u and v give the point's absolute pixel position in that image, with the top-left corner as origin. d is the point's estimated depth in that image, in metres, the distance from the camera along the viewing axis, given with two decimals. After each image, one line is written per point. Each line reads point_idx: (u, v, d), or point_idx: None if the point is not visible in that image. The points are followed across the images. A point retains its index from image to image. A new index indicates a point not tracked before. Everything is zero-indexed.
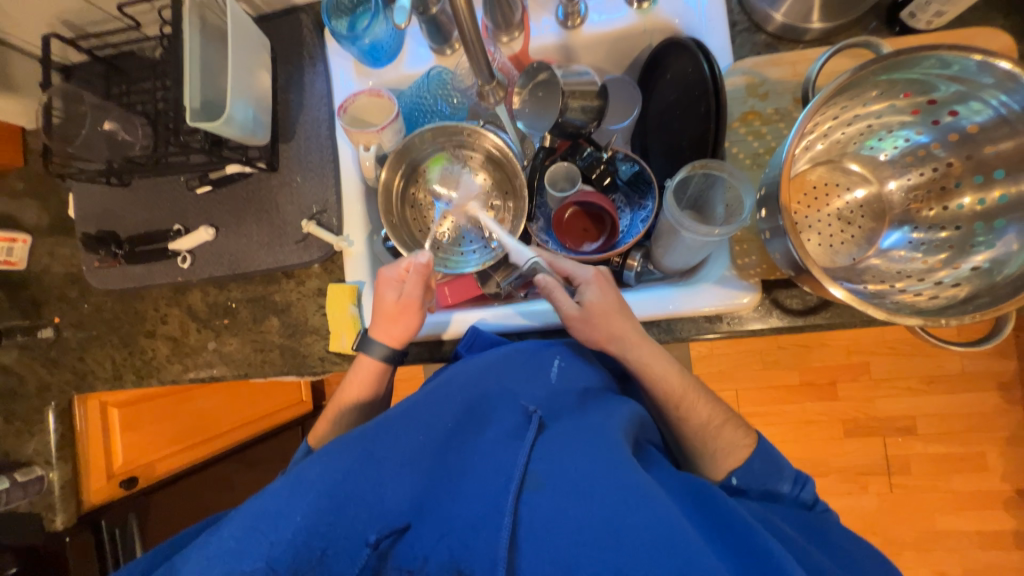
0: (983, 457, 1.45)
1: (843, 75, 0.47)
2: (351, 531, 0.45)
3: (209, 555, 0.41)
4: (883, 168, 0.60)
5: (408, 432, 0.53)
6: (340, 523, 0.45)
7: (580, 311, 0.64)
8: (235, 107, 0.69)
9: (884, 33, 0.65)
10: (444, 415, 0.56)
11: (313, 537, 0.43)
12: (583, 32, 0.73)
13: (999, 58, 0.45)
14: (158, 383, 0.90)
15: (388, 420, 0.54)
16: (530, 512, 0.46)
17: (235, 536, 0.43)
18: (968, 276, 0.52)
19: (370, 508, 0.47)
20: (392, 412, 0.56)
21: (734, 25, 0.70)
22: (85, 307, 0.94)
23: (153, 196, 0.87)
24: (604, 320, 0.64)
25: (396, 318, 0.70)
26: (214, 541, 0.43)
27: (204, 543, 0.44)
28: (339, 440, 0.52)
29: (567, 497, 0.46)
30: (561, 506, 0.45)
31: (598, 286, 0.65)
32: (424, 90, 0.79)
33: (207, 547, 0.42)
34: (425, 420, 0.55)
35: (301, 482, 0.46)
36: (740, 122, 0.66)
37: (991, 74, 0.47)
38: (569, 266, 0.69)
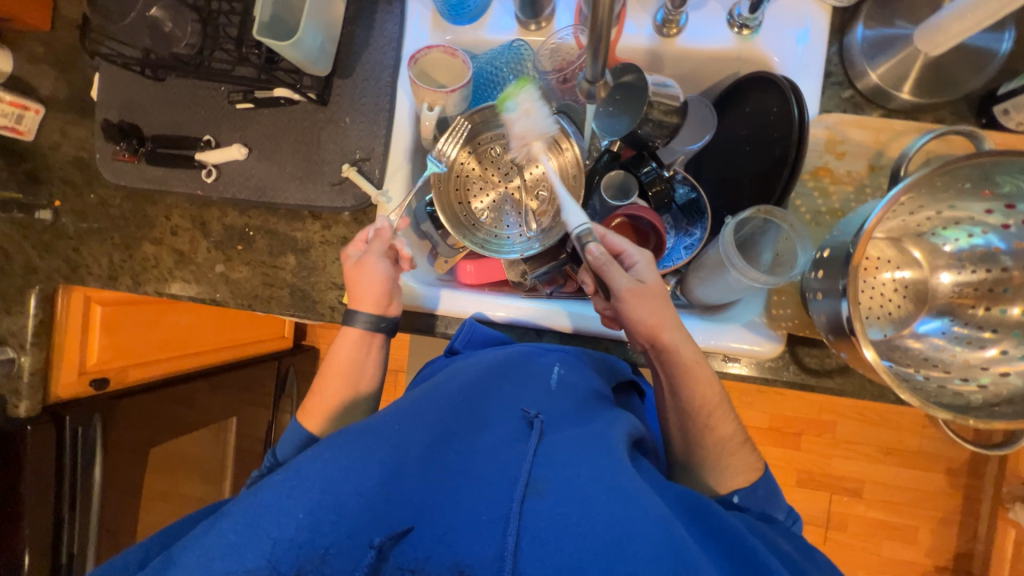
0: (915, 530, 1.54)
1: (942, 162, 0.48)
2: (355, 530, 0.45)
3: (208, 548, 0.42)
4: (939, 256, 0.61)
5: (404, 430, 0.54)
6: (342, 520, 0.45)
7: (638, 287, 0.62)
8: (307, 30, 0.64)
9: (970, 121, 0.65)
10: (440, 416, 0.56)
11: (315, 534, 0.43)
12: (678, 43, 0.71)
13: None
14: (155, 294, 0.87)
15: (380, 420, 0.55)
16: (534, 517, 0.45)
17: (234, 532, 0.43)
18: (994, 380, 0.53)
19: (371, 505, 0.46)
20: (390, 412, 0.56)
21: (828, 75, 0.69)
22: (91, 198, 0.88)
23: (187, 99, 0.82)
24: (655, 300, 0.63)
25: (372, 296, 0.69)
26: (213, 534, 0.43)
27: (204, 536, 0.44)
28: (338, 436, 0.53)
29: (568, 504, 0.46)
30: (564, 513, 0.45)
31: (654, 267, 0.65)
32: (500, 61, 0.75)
33: (207, 541, 0.43)
34: (420, 419, 0.55)
35: (300, 477, 0.47)
36: (810, 176, 0.66)
37: None
38: (622, 243, 0.66)
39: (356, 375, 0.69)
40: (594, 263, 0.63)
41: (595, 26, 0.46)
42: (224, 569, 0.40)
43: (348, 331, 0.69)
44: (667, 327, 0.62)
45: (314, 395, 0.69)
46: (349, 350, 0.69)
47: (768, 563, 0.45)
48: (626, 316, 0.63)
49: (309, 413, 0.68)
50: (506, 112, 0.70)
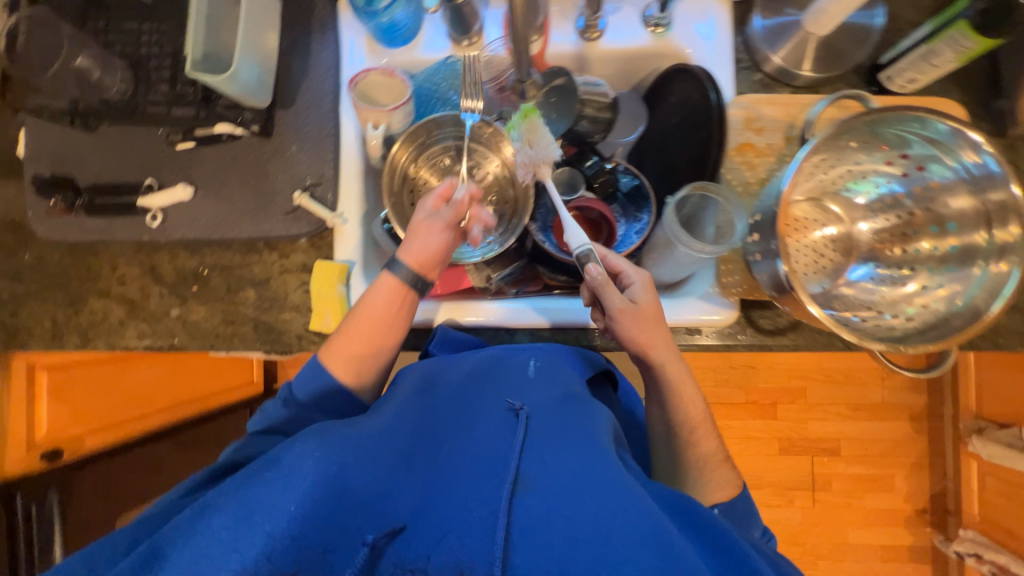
0: (891, 479, 1.63)
1: (840, 121, 0.53)
2: (351, 526, 0.44)
3: (204, 544, 0.41)
4: (856, 209, 0.68)
5: (394, 431, 0.54)
6: (337, 516, 0.44)
7: (629, 307, 0.64)
8: (242, 62, 0.65)
9: (863, 90, 0.73)
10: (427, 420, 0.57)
11: (310, 532, 0.42)
12: (601, 45, 0.76)
13: (973, 130, 0.52)
14: (107, 348, 0.82)
15: (369, 419, 0.55)
16: (524, 511, 0.47)
17: (227, 527, 0.42)
18: (919, 312, 0.58)
19: (365, 502, 0.46)
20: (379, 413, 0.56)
21: (737, 62, 0.76)
22: (26, 258, 0.84)
23: (124, 145, 0.80)
24: (648, 320, 0.65)
25: (432, 254, 0.66)
26: (206, 533, 0.42)
27: (196, 536, 0.43)
28: (330, 429, 0.52)
29: (556, 497, 0.47)
30: (554, 508, 0.46)
31: (649, 289, 0.65)
32: (437, 77, 0.78)
33: (199, 537, 0.42)
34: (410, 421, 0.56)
35: (291, 473, 0.46)
36: (736, 152, 0.71)
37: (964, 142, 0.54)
38: (621, 263, 0.68)
39: (387, 331, 0.65)
40: (591, 282, 0.64)
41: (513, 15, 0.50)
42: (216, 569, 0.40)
43: (382, 277, 0.66)
44: (657, 346, 0.66)
45: (339, 334, 0.65)
46: (384, 301, 0.65)
47: (748, 554, 0.45)
48: (618, 334, 0.66)
49: (335, 352, 0.64)
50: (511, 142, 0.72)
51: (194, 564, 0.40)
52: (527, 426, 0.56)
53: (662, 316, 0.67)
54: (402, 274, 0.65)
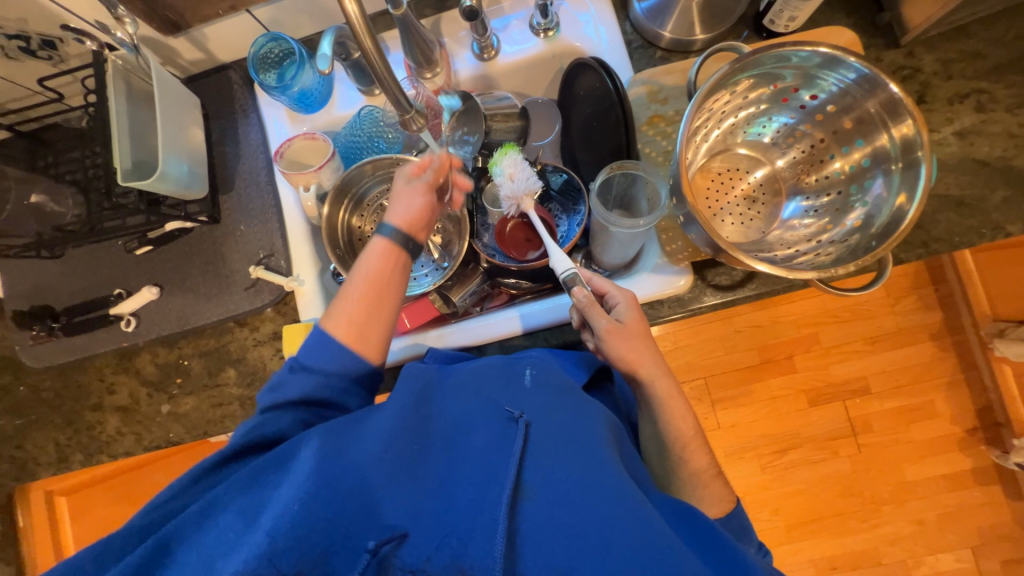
0: (932, 404, 1.56)
1: (717, 73, 0.55)
2: (350, 533, 0.42)
3: (211, 545, 0.42)
4: (770, 150, 0.69)
5: (395, 441, 0.48)
6: (336, 519, 0.42)
7: (615, 326, 0.63)
8: (168, 162, 0.70)
9: (755, 38, 0.75)
10: (429, 426, 0.52)
11: (310, 537, 0.41)
12: (500, 63, 0.81)
13: (823, 46, 0.53)
14: (109, 459, 0.85)
15: (368, 421, 0.51)
16: (526, 522, 0.44)
17: (233, 531, 0.42)
18: (850, 232, 0.60)
19: (365, 509, 0.44)
20: (377, 419, 0.50)
21: (630, 43, 0.79)
22: (21, 390, 0.87)
23: (89, 263, 0.85)
24: (635, 338, 0.63)
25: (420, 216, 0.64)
26: (208, 541, 0.42)
27: (200, 538, 0.43)
28: (331, 432, 0.49)
29: (560, 506, 0.45)
30: (555, 514, 0.44)
31: (634, 308, 0.64)
32: (357, 129, 0.83)
33: (204, 538, 0.42)
34: (412, 428, 0.50)
35: (294, 475, 0.45)
36: (648, 125, 0.74)
37: (817, 56, 0.55)
38: (607, 284, 0.68)
39: (389, 292, 0.61)
40: (578, 305, 0.64)
41: (374, 73, 0.53)
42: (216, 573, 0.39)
43: (375, 240, 0.62)
44: (645, 362, 0.63)
45: (339, 302, 0.60)
46: (378, 261, 0.61)
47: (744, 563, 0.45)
48: (606, 356, 0.64)
49: (335, 313, 0.59)
50: (494, 178, 0.73)
51: (200, 565, 0.40)
52: (530, 437, 0.50)
53: (650, 333, 0.65)
54: (393, 234, 0.62)
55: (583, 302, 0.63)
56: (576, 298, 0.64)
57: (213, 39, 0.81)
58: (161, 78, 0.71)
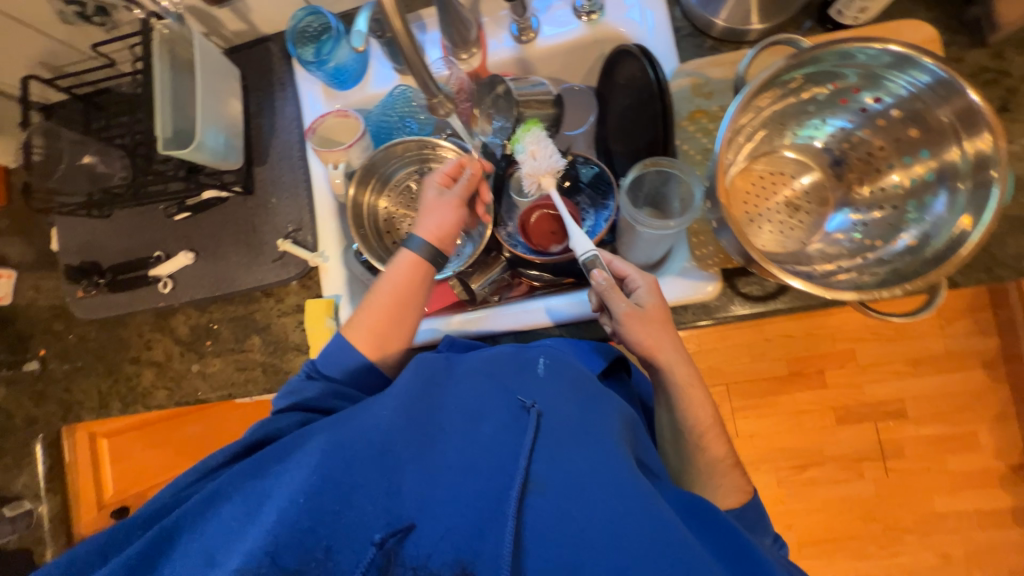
0: (974, 435, 1.46)
1: (767, 70, 0.50)
2: (356, 523, 0.42)
3: (216, 534, 0.42)
4: (821, 155, 0.64)
5: (405, 424, 0.49)
6: (343, 511, 0.42)
7: (636, 310, 0.61)
8: (205, 133, 0.72)
9: (818, 30, 0.69)
10: (438, 415, 0.52)
11: (317, 526, 0.41)
12: (537, 46, 0.78)
13: (894, 43, 0.48)
14: (144, 410, 0.91)
15: (373, 408, 0.51)
16: (534, 516, 0.43)
17: (238, 518, 0.42)
18: (904, 250, 0.55)
19: (373, 498, 0.44)
20: (388, 402, 0.51)
21: (678, 31, 0.74)
22: (70, 339, 0.94)
23: (133, 225, 0.89)
24: (656, 323, 0.62)
25: (446, 230, 0.68)
26: (217, 523, 0.42)
27: (210, 522, 0.43)
28: (340, 421, 0.50)
29: (568, 500, 0.43)
30: (564, 509, 0.43)
31: (655, 292, 0.63)
32: (389, 109, 0.82)
33: (212, 524, 0.42)
34: (419, 415, 0.51)
35: (299, 465, 0.45)
36: (689, 120, 0.70)
37: (890, 56, 0.50)
38: (628, 268, 0.66)
39: (412, 300, 0.65)
40: (596, 289, 0.63)
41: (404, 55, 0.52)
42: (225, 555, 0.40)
43: (404, 253, 0.66)
44: (665, 348, 0.61)
45: (365, 308, 0.65)
46: (406, 271, 0.65)
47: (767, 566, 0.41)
48: (623, 340, 0.63)
49: (360, 322, 0.64)
50: (517, 156, 0.73)
51: (201, 556, 0.40)
52: (541, 427, 0.50)
53: (669, 318, 0.63)
54: (421, 248, 0.66)
55: (602, 286, 0.62)
56: (595, 283, 0.63)
57: (255, 11, 0.81)
58: (203, 48, 0.72)
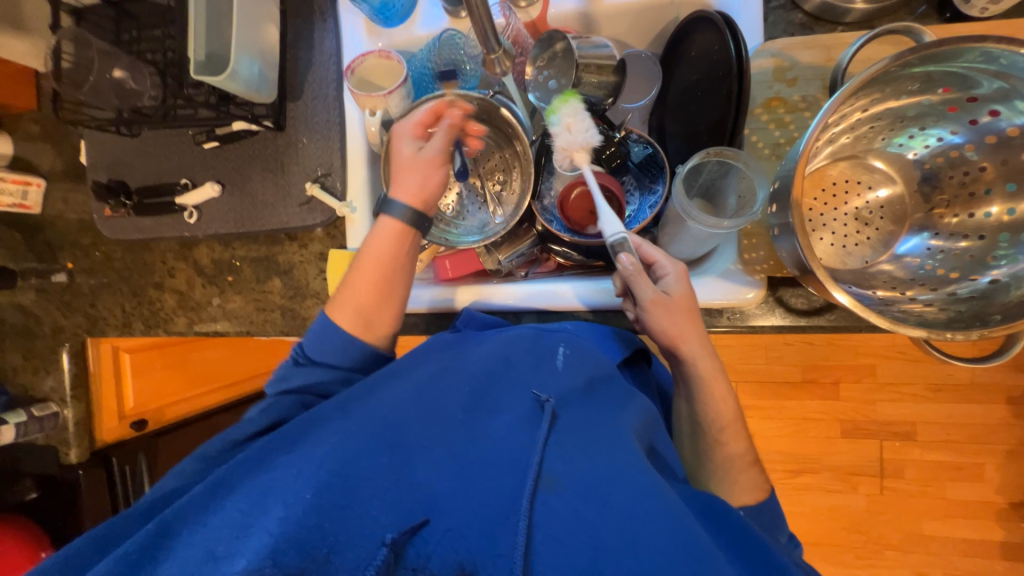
0: (982, 468, 1.43)
1: (877, 64, 0.44)
2: (366, 516, 0.42)
3: (216, 528, 0.39)
4: (909, 168, 0.58)
5: (414, 419, 0.50)
6: (352, 505, 0.42)
7: (662, 297, 0.58)
8: (239, 61, 0.67)
9: (933, 19, 0.60)
10: (449, 406, 0.52)
11: (325, 518, 0.40)
12: (606, 1, 0.69)
13: None
14: (165, 334, 0.92)
15: (379, 397, 0.52)
16: (546, 514, 0.42)
17: (242, 509, 0.41)
18: (987, 288, 0.50)
19: (383, 492, 0.43)
20: (397, 394, 0.52)
21: (769, 0, 0.65)
22: (97, 256, 0.94)
23: (161, 148, 0.86)
24: (682, 314, 0.59)
25: (430, 191, 0.66)
26: (219, 516, 0.40)
27: (212, 516, 0.41)
28: (349, 411, 0.51)
29: (583, 501, 0.42)
30: (579, 510, 0.42)
31: (684, 280, 0.59)
32: (434, 54, 0.76)
33: (212, 520, 0.40)
34: (430, 404, 0.51)
35: (308, 456, 0.45)
36: (763, 109, 0.63)
37: None
38: (656, 253, 0.62)
39: (394, 273, 0.64)
40: (622, 273, 0.59)
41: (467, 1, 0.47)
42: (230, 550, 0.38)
43: (382, 221, 0.65)
44: (690, 339, 0.59)
45: (347, 288, 0.63)
46: (388, 243, 0.63)
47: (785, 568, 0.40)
48: (647, 327, 0.60)
49: (342, 301, 0.63)
50: (550, 128, 0.68)
51: (201, 553, 0.38)
52: (555, 422, 0.49)
53: (696, 307, 0.60)
54: (403, 214, 0.64)
55: (629, 270, 0.59)
56: (621, 265, 0.59)
57: None
58: None
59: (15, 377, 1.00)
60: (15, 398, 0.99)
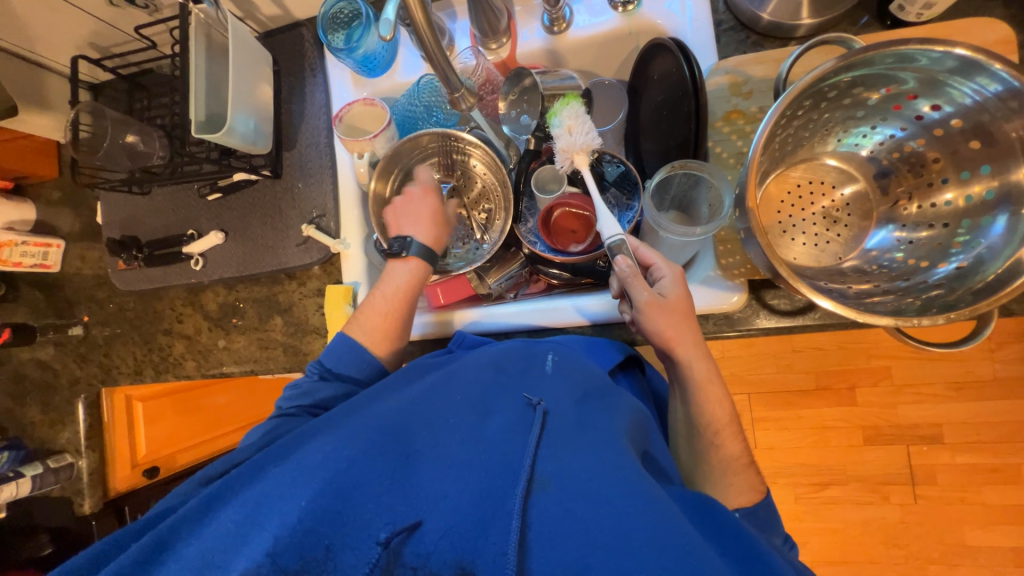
0: (1018, 469, 1.36)
1: (811, 72, 0.47)
2: (360, 523, 0.43)
3: (215, 537, 0.42)
4: (866, 164, 0.61)
5: (409, 428, 0.51)
6: (345, 512, 0.43)
7: (658, 299, 0.58)
8: (236, 118, 0.73)
9: (875, 27, 0.64)
10: (445, 413, 0.53)
11: (319, 525, 0.42)
12: (569, 37, 0.75)
13: (961, 47, 0.44)
14: (173, 379, 0.95)
15: (374, 411, 0.54)
16: (539, 514, 0.42)
17: (237, 518, 0.43)
18: (952, 273, 0.51)
19: (376, 498, 0.45)
20: (392, 406, 0.54)
21: (719, 24, 0.70)
22: (111, 308, 0.99)
23: (169, 203, 0.93)
24: (679, 315, 0.59)
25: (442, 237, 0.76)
26: (220, 522, 0.44)
27: (213, 525, 0.44)
28: (341, 427, 0.52)
29: (574, 499, 0.42)
30: (568, 508, 0.42)
31: (679, 282, 0.59)
32: (415, 98, 0.82)
33: (211, 530, 0.43)
34: (427, 414, 0.53)
35: (304, 468, 0.47)
36: (724, 121, 0.66)
37: (952, 59, 0.45)
38: (654, 256, 0.63)
39: (409, 303, 0.70)
40: (619, 275, 0.60)
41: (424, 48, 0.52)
42: (231, 555, 0.41)
43: (399, 265, 0.71)
44: (685, 342, 0.58)
45: (369, 313, 0.69)
46: (406, 279, 0.71)
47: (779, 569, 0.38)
48: (643, 330, 0.60)
49: (364, 324, 0.69)
50: (552, 129, 0.70)
51: (201, 561, 0.41)
52: (546, 423, 0.50)
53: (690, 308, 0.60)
54: (419, 251, 0.72)
55: (626, 272, 0.60)
56: (619, 267, 0.60)
57: None
58: (236, 32, 0.73)
59: (33, 431, 1.04)
60: (33, 450, 1.03)
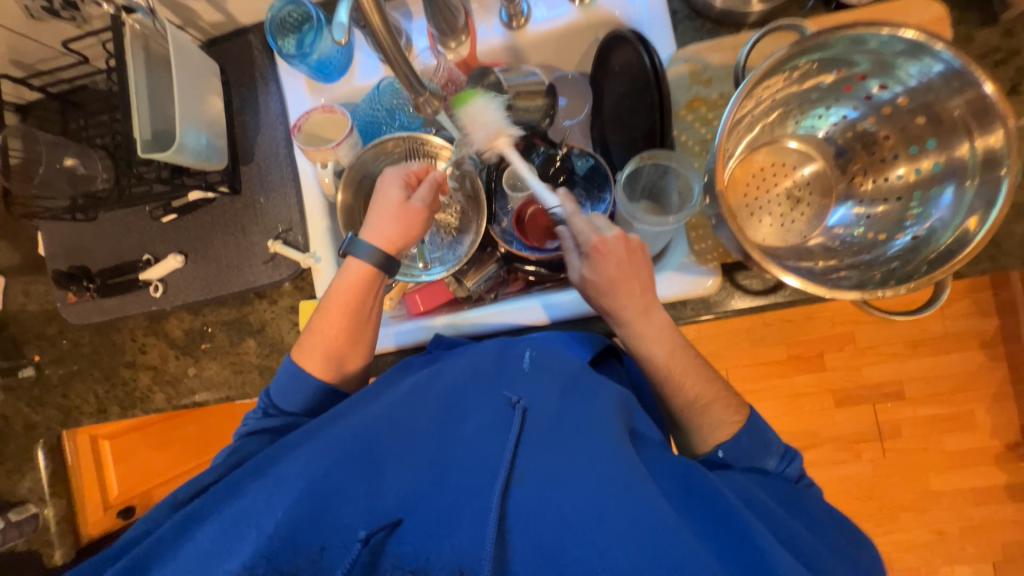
0: (972, 416, 1.46)
1: (771, 57, 0.48)
2: (339, 526, 0.44)
3: (190, 558, 0.43)
4: (823, 144, 0.63)
5: (383, 438, 0.50)
6: (325, 517, 0.44)
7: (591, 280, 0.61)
8: (185, 134, 0.69)
9: (821, 10, 0.66)
10: (423, 417, 0.53)
11: (296, 533, 0.43)
12: (529, 32, 0.74)
13: (905, 29, 0.46)
14: (142, 413, 0.90)
15: (352, 421, 0.53)
16: (516, 505, 0.43)
17: (211, 538, 0.44)
18: (909, 243, 0.54)
19: (356, 504, 0.45)
20: (367, 414, 0.53)
21: (675, 13, 0.71)
22: (63, 344, 0.92)
23: (119, 227, 0.87)
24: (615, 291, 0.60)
25: (406, 235, 0.67)
26: (196, 543, 0.44)
27: (188, 546, 0.44)
28: (319, 441, 0.52)
29: (552, 489, 0.43)
30: (547, 498, 0.42)
31: (610, 259, 0.59)
32: (375, 103, 0.80)
33: (185, 552, 0.44)
34: (403, 420, 0.52)
35: (279, 484, 0.47)
36: (687, 110, 0.68)
37: (901, 42, 0.47)
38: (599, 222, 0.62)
39: (361, 314, 0.65)
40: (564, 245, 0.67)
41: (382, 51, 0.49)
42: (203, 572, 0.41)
43: (351, 261, 0.66)
44: (636, 321, 0.60)
45: (313, 333, 0.65)
46: (355, 280, 0.65)
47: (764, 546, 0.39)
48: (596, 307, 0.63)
49: (308, 348, 0.64)
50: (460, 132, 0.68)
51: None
52: (527, 421, 0.48)
53: (644, 264, 0.60)
54: (370, 255, 0.65)
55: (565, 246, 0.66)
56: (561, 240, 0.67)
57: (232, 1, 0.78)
58: (177, 42, 0.69)
59: None
60: None
